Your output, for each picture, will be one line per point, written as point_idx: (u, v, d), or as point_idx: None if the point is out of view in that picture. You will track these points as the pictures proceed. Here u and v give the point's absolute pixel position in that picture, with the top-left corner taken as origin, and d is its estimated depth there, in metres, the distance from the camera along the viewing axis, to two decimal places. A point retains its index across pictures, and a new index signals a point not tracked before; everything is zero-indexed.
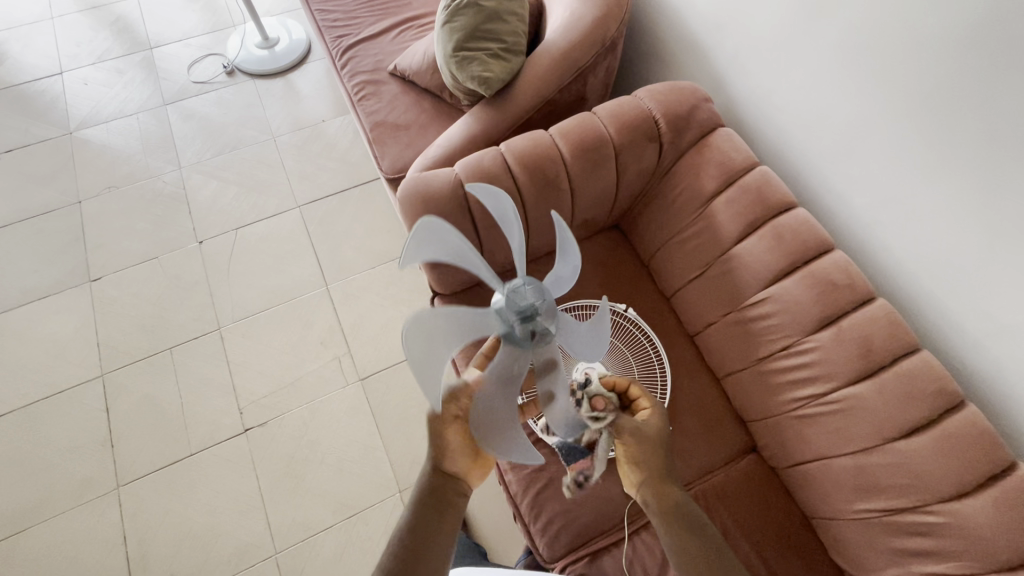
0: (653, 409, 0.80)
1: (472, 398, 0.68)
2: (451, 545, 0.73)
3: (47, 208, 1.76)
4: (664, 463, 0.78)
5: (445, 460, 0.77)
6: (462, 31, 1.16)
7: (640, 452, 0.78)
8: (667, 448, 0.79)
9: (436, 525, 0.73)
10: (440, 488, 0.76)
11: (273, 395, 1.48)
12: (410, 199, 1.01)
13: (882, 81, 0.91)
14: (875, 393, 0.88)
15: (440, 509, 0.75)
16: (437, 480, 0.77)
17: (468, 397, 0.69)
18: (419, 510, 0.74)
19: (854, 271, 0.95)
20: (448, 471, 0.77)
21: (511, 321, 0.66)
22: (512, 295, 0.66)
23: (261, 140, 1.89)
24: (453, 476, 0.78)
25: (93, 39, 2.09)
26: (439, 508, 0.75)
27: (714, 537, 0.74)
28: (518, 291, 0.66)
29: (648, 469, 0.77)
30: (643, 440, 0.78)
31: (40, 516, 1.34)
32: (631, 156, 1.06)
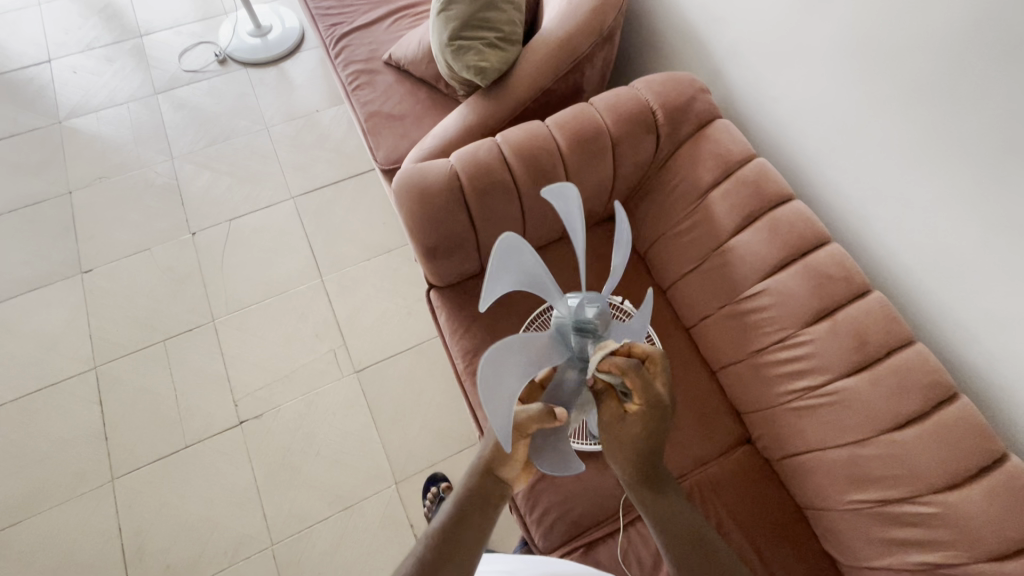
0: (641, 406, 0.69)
1: (537, 413, 0.70)
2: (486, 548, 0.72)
3: (37, 198, 1.73)
4: (647, 468, 0.74)
5: (502, 464, 0.75)
6: (457, 19, 1.14)
7: (618, 449, 0.73)
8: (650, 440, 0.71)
9: (479, 525, 0.71)
10: (487, 487, 0.74)
11: (268, 387, 1.48)
12: (405, 190, 0.99)
13: (882, 73, 0.91)
14: (869, 385, 0.88)
15: (484, 506, 0.73)
16: (486, 478, 0.75)
17: (531, 410, 0.71)
18: (463, 506, 0.72)
19: (850, 264, 0.95)
20: (503, 477, 0.75)
21: (571, 335, 0.70)
22: (577, 313, 0.69)
23: (254, 130, 1.87)
24: (504, 481, 0.76)
25: (81, 26, 2.06)
26: (484, 506, 0.73)
27: (696, 533, 0.75)
28: (581, 309, 0.69)
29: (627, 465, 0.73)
30: (621, 438, 0.72)
31: (34, 509, 1.34)
32: (628, 148, 1.05)
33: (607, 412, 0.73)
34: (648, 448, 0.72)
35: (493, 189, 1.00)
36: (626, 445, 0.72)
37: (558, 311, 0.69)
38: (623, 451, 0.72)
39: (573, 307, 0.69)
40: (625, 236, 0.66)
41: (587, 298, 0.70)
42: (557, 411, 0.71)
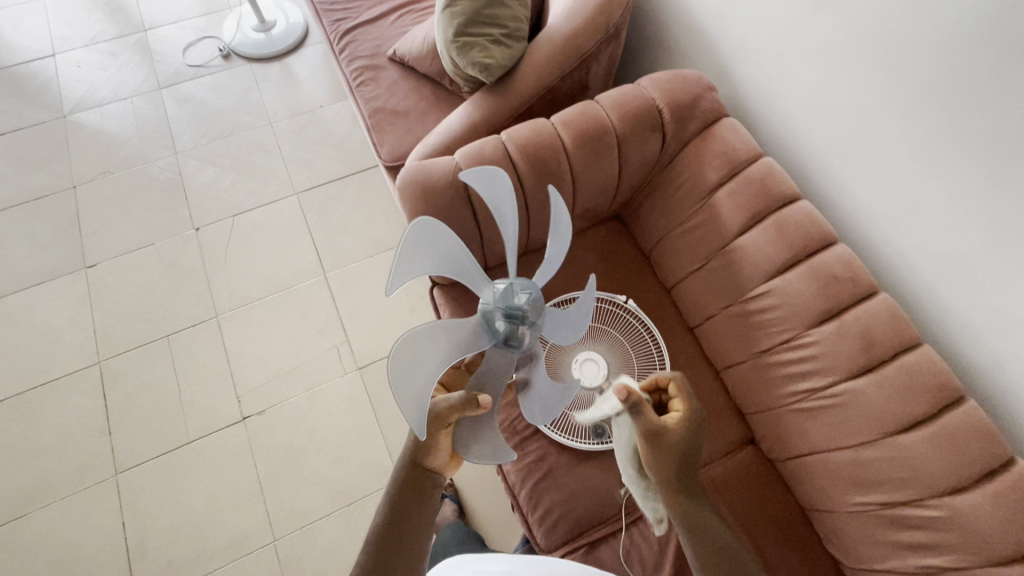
0: (682, 417, 0.75)
1: (457, 402, 0.70)
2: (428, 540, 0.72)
3: (41, 192, 1.73)
4: (685, 471, 0.75)
5: (426, 455, 0.73)
6: (462, 15, 1.13)
7: (657, 454, 0.74)
8: (686, 450, 0.74)
9: (415, 518, 0.71)
10: (418, 479, 0.73)
11: (271, 383, 1.48)
12: (409, 188, 0.99)
13: (892, 71, 0.89)
14: (875, 387, 0.88)
15: (420, 496, 0.73)
16: (415, 471, 0.74)
17: (452, 398, 0.71)
18: (397, 503, 0.71)
19: (858, 265, 0.94)
20: (429, 464, 0.74)
21: (498, 320, 0.69)
22: (503, 295, 0.69)
23: (258, 125, 1.87)
24: (431, 471, 0.75)
25: (85, 20, 2.05)
26: (417, 496, 0.72)
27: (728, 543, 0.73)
28: (508, 291, 0.69)
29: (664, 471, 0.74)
30: (660, 442, 0.73)
31: (37, 502, 1.35)
32: (634, 146, 1.04)
33: (648, 422, 0.73)
34: (690, 449, 0.75)
35: None
36: (671, 451, 0.74)
37: (485, 297, 0.70)
38: (668, 455, 0.73)
39: (500, 292, 0.69)
40: (559, 211, 0.70)
41: (517, 282, 0.70)
42: (479, 399, 0.70)
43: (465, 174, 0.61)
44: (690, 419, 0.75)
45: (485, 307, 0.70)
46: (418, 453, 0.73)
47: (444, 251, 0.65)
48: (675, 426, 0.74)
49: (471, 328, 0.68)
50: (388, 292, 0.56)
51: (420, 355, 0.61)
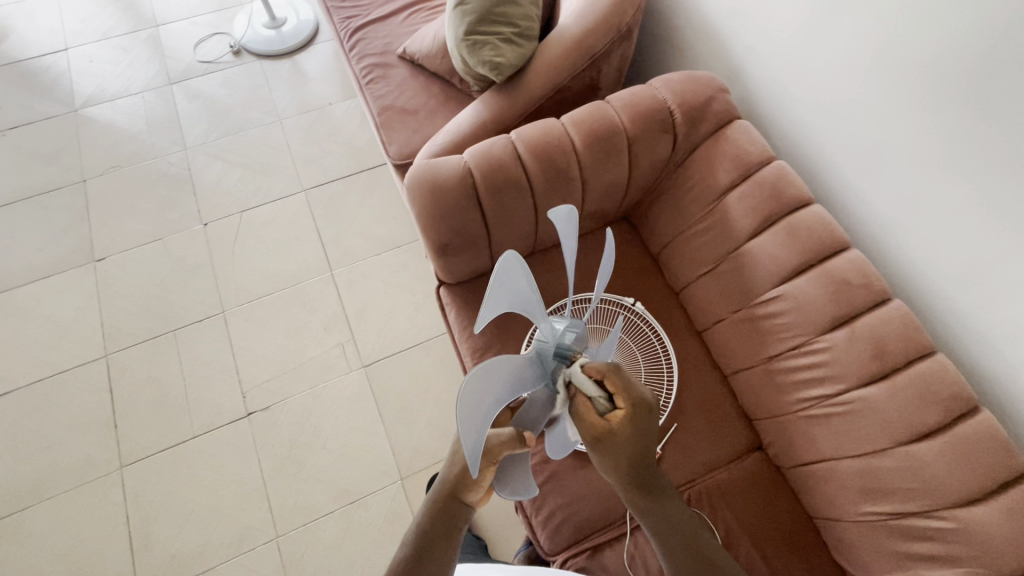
0: (623, 413, 0.69)
1: (508, 439, 0.71)
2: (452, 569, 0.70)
3: (52, 185, 1.74)
4: (638, 468, 0.72)
5: (469, 489, 0.75)
6: (473, 14, 1.12)
7: (606, 457, 0.70)
8: (636, 447, 0.70)
9: (445, 544, 0.71)
10: (453, 512, 0.74)
11: (276, 379, 1.48)
12: (418, 186, 0.98)
13: (909, 73, 0.88)
14: (886, 395, 0.86)
15: (450, 530, 0.72)
16: (451, 504, 0.74)
17: (503, 436, 0.71)
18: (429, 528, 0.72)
19: (870, 271, 0.93)
20: (468, 500, 0.76)
21: (551, 359, 0.69)
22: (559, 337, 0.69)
23: (267, 122, 1.87)
24: (466, 504, 0.76)
25: (98, 15, 2.07)
26: (450, 529, 0.72)
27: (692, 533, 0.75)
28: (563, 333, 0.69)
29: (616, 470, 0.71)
30: (606, 446, 0.69)
31: (43, 494, 1.35)
32: (645, 147, 1.03)
33: (590, 429, 0.69)
34: (636, 445, 0.70)
35: (506, 186, 0.99)
36: (615, 453, 0.69)
37: (544, 335, 0.67)
38: (617, 455, 0.70)
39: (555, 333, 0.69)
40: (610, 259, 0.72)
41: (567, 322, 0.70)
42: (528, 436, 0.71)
43: (554, 215, 0.56)
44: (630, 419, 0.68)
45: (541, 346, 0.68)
46: (457, 485, 0.75)
47: (520, 290, 0.59)
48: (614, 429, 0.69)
49: (529, 368, 0.65)
50: (478, 329, 0.52)
51: (485, 394, 0.56)
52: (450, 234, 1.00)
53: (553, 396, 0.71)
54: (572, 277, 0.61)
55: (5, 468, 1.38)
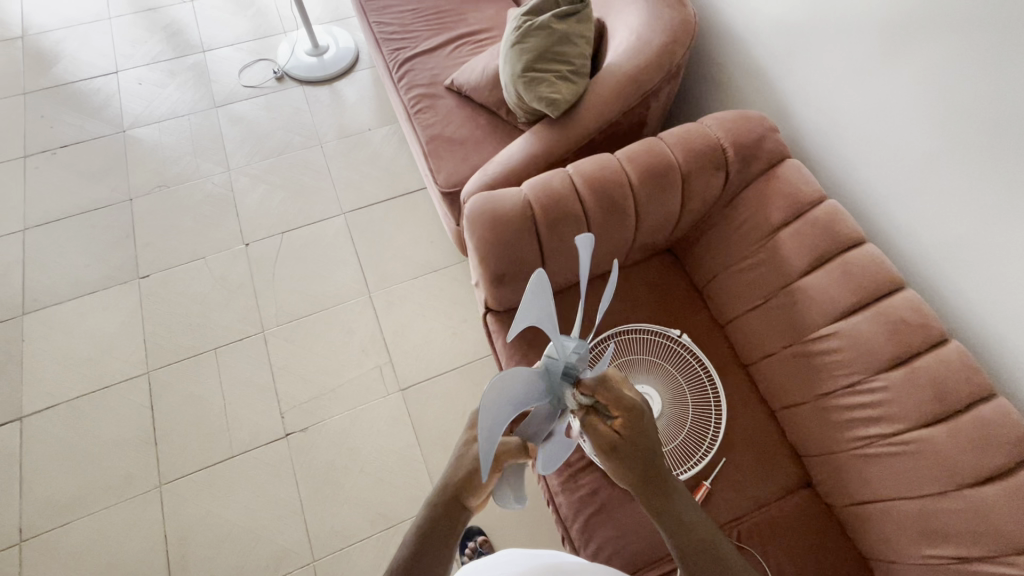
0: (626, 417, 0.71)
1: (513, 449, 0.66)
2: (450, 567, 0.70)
3: (99, 203, 1.79)
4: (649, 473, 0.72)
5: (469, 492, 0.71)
6: (531, 53, 1.16)
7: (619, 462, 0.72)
8: (643, 448, 0.72)
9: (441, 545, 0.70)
10: (452, 513, 0.71)
11: (314, 400, 1.49)
12: (477, 217, 1.01)
13: (968, 121, 0.89)
14: (947, 437, 0.86)
15: (450, 530, 0.71)
16: (451, 504, 0.72)
17: (509, 444, 0.67)
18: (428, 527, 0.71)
19: (927, 311, 0.93)
20: (469, 504, 0.72)
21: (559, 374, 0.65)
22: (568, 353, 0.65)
23: (308, 146, 1.92)
24: (467, 506, 0.72)
25: (148, 40, 2.15)
26: (447, 531, 0.70)
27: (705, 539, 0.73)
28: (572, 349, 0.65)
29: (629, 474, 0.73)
30: (616, 451, 0.71)
31: (82, 510, 1.36)
32: (698, 183, 1.06)
33: (597, 434, 0.71)
34: (642, 447, 0.72)
35: (564, 218, 1.01)
36: (630, 455, 0.71)
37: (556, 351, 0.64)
38: (629, 459, 0.71)
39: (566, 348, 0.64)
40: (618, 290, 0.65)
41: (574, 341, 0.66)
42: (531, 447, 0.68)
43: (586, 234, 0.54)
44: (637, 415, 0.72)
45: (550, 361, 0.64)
46: (459, 489, 0.71)
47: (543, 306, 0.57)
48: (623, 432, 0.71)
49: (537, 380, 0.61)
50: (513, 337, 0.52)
51: (499, 401, 0.53)
52: (507, 264, 1.02)
53: (555, 411, 0.66)
54: (585, 300, 0.57)
55: (46, 482, 1.39)
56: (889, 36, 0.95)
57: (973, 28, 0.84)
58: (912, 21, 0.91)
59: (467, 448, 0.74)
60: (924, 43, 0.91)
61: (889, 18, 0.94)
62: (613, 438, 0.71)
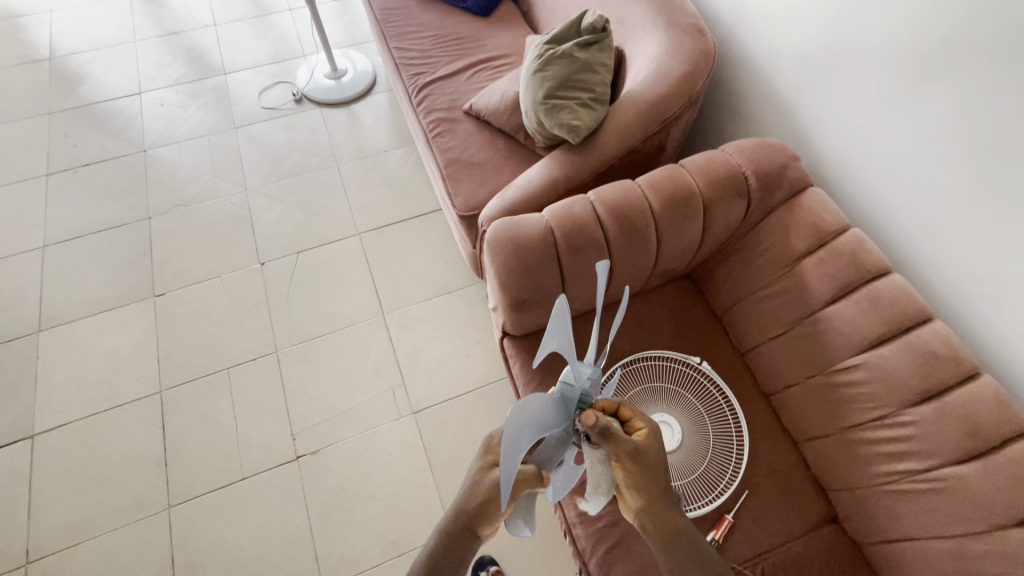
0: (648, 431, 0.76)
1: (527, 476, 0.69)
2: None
3: (118, 221, 1.81)
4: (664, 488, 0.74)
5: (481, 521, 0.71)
6: (553, 80, 1.17)
7: (640, 475, 0.72)
8: (661, 466, 0.74)
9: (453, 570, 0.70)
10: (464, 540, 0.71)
11: (326, 422, 1.48)
12: (499, 243, 1.00)
13: (998, 154, 0.88)
14: (981, 475, 0.84)
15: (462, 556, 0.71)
16: (464, 531, 0.71)
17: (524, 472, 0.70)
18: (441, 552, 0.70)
19: (957, 343, 0.91)
20: (480, 534, 0.72)
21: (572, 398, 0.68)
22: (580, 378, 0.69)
23: (325, 167, 1.94)
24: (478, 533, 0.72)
25: (171, 63, 2.20)
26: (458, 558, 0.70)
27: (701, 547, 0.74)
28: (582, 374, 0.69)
29: (649, 491, 0.72)
30: (642, 459, 0.72)
31: (90, 532, 1.34)
32: (721, 211, 1.05)
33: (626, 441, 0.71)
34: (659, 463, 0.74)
35: (587, 246, 1.00)
36: (651, 467, 0.72)
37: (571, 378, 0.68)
38: (648, 474, 0.72)
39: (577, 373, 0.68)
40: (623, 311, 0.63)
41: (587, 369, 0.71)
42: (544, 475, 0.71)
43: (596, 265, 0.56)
44: (656, 433, 0.76)
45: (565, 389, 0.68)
46: (475, 517, 0.71)
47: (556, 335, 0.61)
48: (647, 442, 0.74)
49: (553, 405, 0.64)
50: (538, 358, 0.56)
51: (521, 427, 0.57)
52: (529, 289, 1.01)
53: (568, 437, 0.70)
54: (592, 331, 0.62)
55: (55, 503, 1.37)
56: (915, 67, 0.95)
57: (1003, 61, 0.83)
58: (939, 53, 0.91)
59: (483, 475, 0.73)
60: (953, 74, 0.91)
61: (914, 49, 0.95)
62: (638, 445, 0.72)
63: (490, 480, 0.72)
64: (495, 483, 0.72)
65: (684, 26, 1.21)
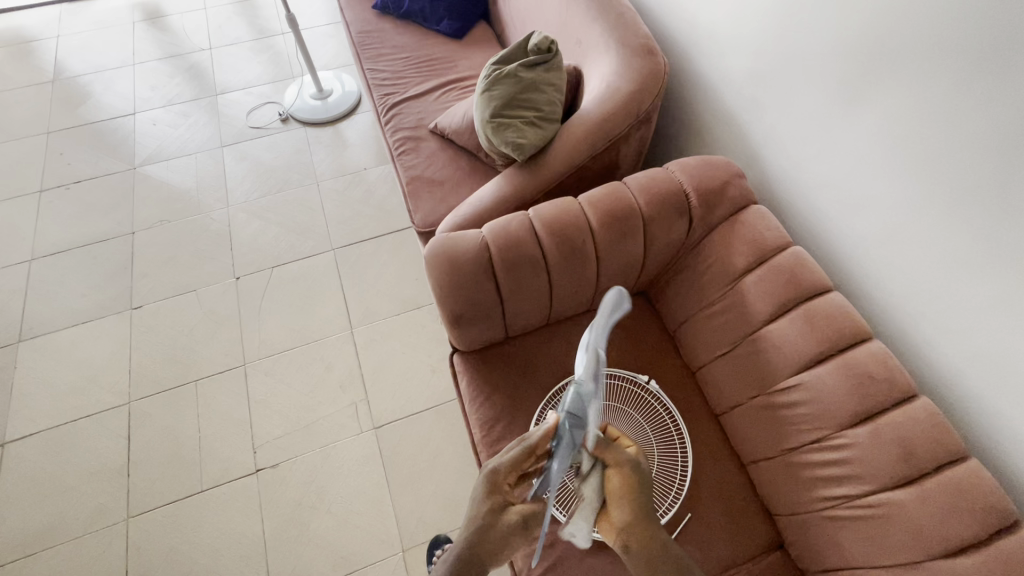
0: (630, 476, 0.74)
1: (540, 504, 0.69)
2: None
3: (103, 236, 1.87)
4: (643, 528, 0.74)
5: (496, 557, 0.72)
6: (499, 99, 1.22)
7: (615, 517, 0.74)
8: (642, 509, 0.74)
9: None
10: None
11: (288, 436, 1.48)
12: (436, 259, 1.03)
13: (929, 170, 0.87)
14: (916, 501, 0.81)
15: None
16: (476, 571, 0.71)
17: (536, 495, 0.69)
18: None
19: (893, 364, 0.89)
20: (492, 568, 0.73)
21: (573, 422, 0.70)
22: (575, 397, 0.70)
23: (306, 183, 1.98)
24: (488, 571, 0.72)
25: (166, 84, 2.28)
26: None
27: None
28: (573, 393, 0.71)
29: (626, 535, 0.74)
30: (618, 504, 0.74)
31: (51, 541, 1.36)
32: (660, 228, 1.06)
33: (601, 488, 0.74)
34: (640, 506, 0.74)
35: (522, 262, 1.02)
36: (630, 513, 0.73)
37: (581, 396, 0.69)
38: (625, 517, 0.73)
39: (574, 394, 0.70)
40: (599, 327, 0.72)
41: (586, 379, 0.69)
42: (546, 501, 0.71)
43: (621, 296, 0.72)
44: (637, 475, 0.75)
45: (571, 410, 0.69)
46: (484, 558, 0.71)
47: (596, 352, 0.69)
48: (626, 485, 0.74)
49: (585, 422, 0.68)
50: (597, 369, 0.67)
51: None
52: (464, 304, 1.04)
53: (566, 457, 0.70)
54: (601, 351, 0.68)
55: (19, 510, 1.40)
56: (848, 87, 0.96)
57: (926, 77, 0.84)
58: (869, 72, 0.91)
59: (495, 517, 0.73)
60: (881, 91, 0.91)
61: (847, 68, 0.95)
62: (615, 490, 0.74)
63: (504, 522, 0.72)
64: (510, 525, 0.72)
65: (633, 45, 1.21)
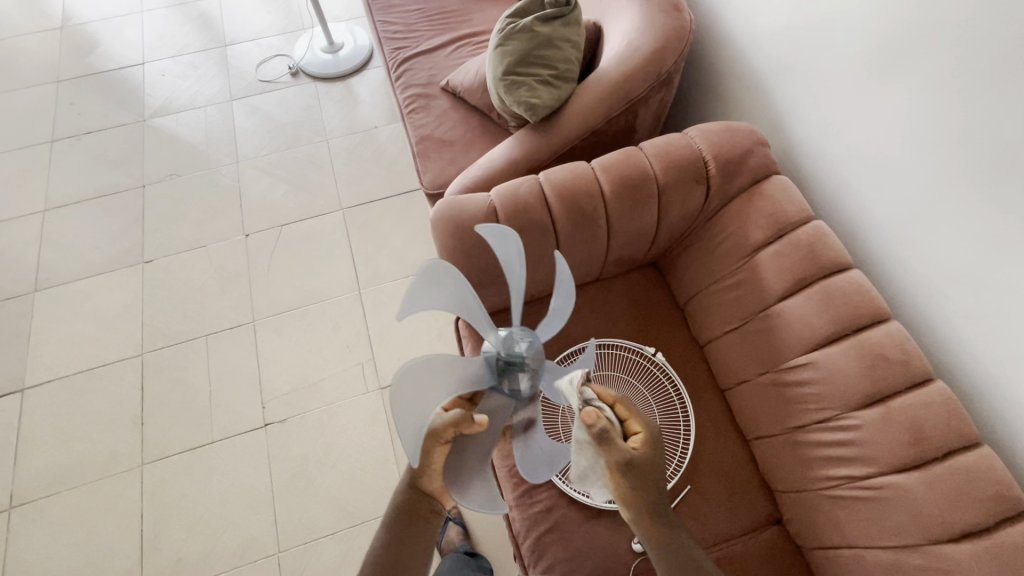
0: (647, 436, 0.74)
1: (452, 417, 0.69)
2: (428, 548, 0.76)
3: (114, 189, 1.86)
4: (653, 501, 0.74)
5: (424, 478, 0.74)
6: (513, 56, 1.17)
7: (632, 483, 0.72)
8: (655, 473, 0.74)
9: (410, 533, 0.75)
10: (414, 501, 0.76)
11: (296, 392, 1.51)
12: (443, 222, 1.02)
13: (968, 143, 0.81)
14: (922, 486, 0.79)
15: (412, 517, 0.75)
16: (411, 494, 0.76)
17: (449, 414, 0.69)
18: (393, 520, 0.75)
19: (909, 346, 0.87)
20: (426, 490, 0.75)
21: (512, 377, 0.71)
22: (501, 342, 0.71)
23: (315, 140, 1.94)
24: (427, 495, 0.76)
25: (175, 33, 2.22)
26: (411, 521, 0.75)
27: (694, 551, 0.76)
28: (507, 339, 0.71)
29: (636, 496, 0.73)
30: (636, 470, 0.72)
31: (69, 483, 1.42)
32: (676, 197, 1.02)
33: (620, 451, 0.71)
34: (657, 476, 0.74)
35: (530, 228, 1.00)
36: (646, 477, 0.73)
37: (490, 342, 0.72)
38: (640, 481, 0.72)
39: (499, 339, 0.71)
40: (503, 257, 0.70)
41: (518, 332, 0.72)
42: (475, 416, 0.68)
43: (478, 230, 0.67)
44: (650, 433, 0.74)
45: (486, 355, 0.71)
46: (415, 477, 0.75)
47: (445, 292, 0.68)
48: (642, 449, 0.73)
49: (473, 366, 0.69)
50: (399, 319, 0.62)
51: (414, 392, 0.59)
52: (470, 269, 1.02)
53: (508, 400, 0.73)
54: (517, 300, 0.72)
55: (39, 452, 1.45)
56: (886, 50, 0.88)
57: (974, 42, 0.77)
58: (912, 32, 0.84)
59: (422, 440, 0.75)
60: (922, 53, 0.84)
61: (885, 30, 0.88)
62: (633, 455, 0.72)
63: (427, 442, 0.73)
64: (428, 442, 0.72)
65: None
